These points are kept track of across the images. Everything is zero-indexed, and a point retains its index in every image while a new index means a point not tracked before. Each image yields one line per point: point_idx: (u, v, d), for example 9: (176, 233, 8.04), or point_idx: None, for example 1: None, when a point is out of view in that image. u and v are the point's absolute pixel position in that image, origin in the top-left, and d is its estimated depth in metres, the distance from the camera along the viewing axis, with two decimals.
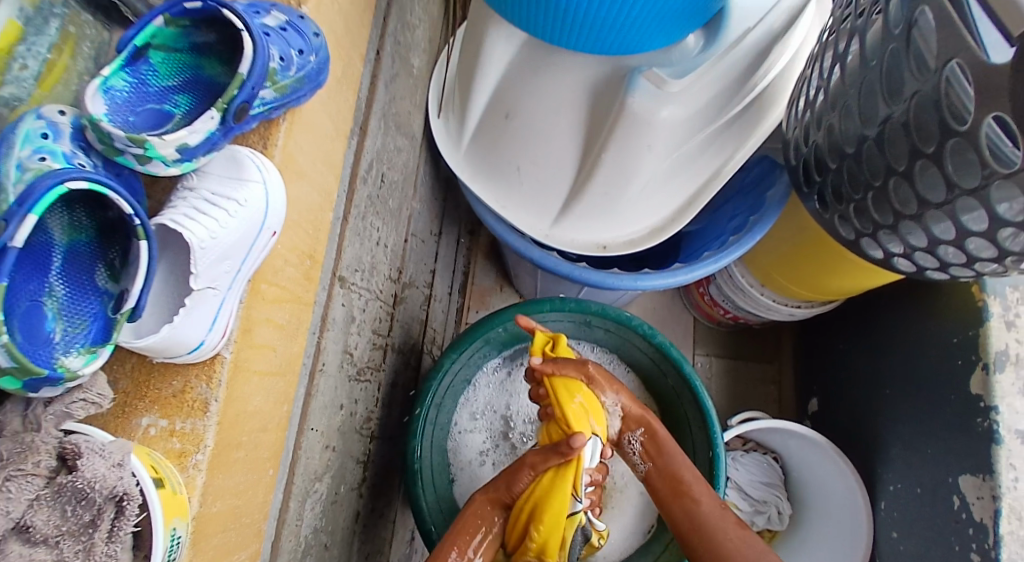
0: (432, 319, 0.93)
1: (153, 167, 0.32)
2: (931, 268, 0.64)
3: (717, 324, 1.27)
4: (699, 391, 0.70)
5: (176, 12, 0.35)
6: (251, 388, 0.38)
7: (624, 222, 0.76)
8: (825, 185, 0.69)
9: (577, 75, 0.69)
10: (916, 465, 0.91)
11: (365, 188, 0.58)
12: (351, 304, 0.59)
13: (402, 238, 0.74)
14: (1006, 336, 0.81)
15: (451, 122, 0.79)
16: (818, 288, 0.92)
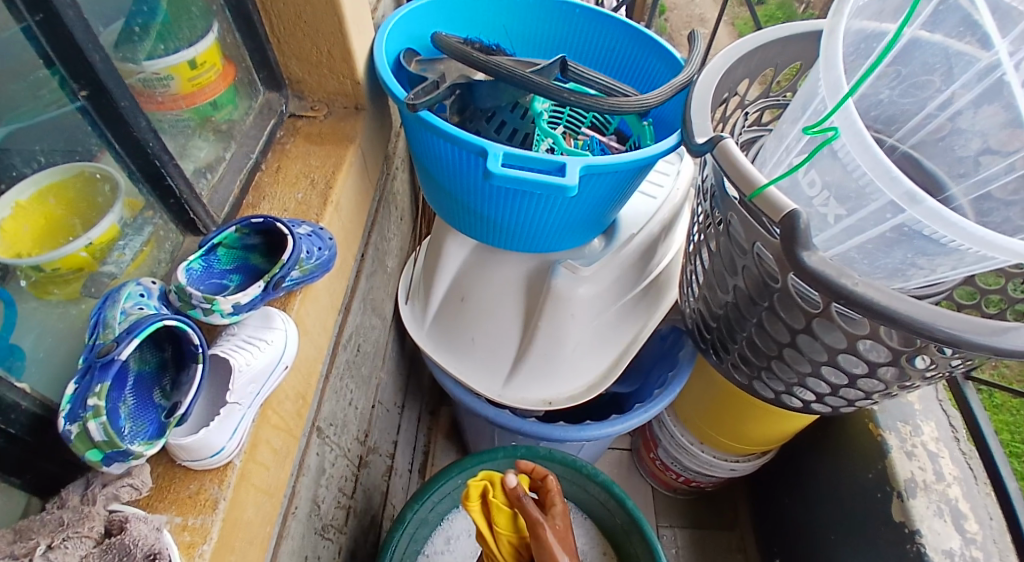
0: (392, 492, 0.99)
1: (212, 317, 0.47)
2: (813, 401, 0.79)
3: (674, 492, 1.32)
4: (643, 523, 0.78)
5: (245, 224, 0.52)
6: (248, 498, 0.47)
7: (565, 381, 0.90)
8: (714, 341, 0.86)
9: (514, 269, 0.86)
10: None
11: (343, 356, 0.72)
12: (324, 455, 0.68)
13: (369, 405, 0.86)
14: (908, 464, 0.92)
15: (417, 308, 0.96)
16: (745, 438, 1.03)
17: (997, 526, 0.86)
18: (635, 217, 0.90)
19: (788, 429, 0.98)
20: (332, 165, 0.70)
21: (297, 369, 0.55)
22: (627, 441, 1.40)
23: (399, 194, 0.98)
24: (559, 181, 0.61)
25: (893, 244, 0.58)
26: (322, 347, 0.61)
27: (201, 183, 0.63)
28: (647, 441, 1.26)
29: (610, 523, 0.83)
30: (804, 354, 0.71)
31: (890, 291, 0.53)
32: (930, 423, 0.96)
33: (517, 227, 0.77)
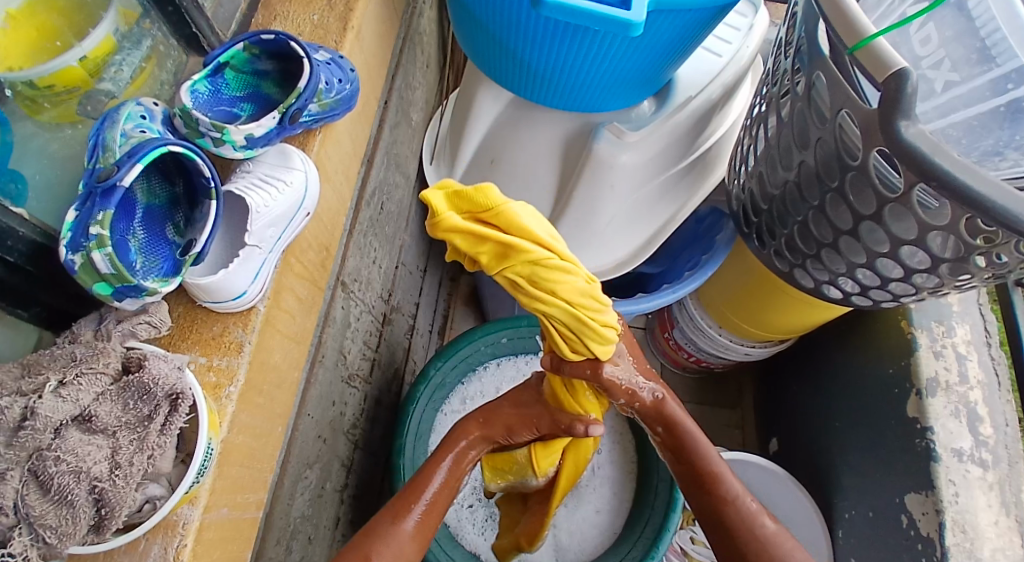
0: (415, 350, 1.00)
1: (224, 149, 0.42)
2: (855, 293, 0.75)
3: (682, 371, 1.34)
4: None
5: (254, 41, 0.46)
6: (275, 343, 0.45)
7: (594, 255, 0.86)
8: (759, 226, 0.81)
9: (554, 129, 0.79)
10: (866, 491, 0.97)
11: (368, 211, 0.68)
12: (349, 309, 0.67)
13: (393, 265, 0.83)
14: (934, 364, 0.90)
15: (443, 168, 0.90)
16: (768, 326, 1.02)
17: (1012, 431, 0.86)
18: (697, 78, 0.80)
19: (814, 320, 0.96)
20: None
21: (319, 215, 0.51)
22: (643, 320, 1.40)
23: (425, 35, 0.88)
24: (622, 15, 0.52)
25: (990, 126, 0.54)
26: (347, 196, 0.57)
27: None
28: (664, 322, 1.26)
29: None
30: (863, 244, 0.66)
31: (995, 181, 0.47)
32: (965, 325, 0.93)
33: (563, 78, 0.69)
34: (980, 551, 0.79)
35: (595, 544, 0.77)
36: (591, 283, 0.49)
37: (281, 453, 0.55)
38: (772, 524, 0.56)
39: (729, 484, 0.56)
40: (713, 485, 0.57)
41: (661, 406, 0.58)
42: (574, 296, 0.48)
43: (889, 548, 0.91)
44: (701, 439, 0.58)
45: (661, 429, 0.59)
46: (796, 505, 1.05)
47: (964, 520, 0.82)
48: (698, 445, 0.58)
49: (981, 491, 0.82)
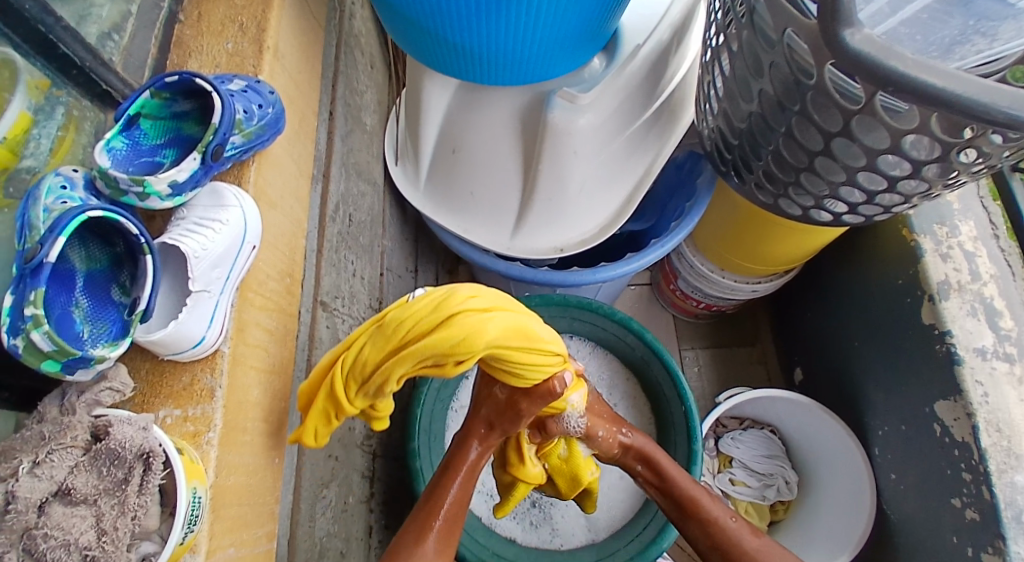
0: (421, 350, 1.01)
1: (150, 202, 0.43)
2: (845, 213, 0.72)
3: (695, 318, 1.33)
4: (664, 355, 0.79)
5: (160, 86, 0.47)
6: (250, 380, 0.46)
7: (574, 224, 0.85)
8: (735, 161, 0.78)
9: (509, 106, 0.78)
10: (896, 406, 0.96)
11: (334, 226, 0.68)
12: (335, 327, 0.67)
13: (378, 272, 0.83)
14: (943, 267, 0.87)
15: (408, 166, 0.89)
16: (766, 259, 1.00)
17: None
18: (641, 24, 0.78)
19: (812, 246, 0.94)
20: (262, 2, 0.59)
21: (271, 244, 0.50)
22: (646, 276, 1.39)
23: (362, 35, 0.86)
24: None
25: (951, 12, 0.51)
26: (301, 220, 0.57)
27: (108, 47, 0.56)
28: (666, 274, 1.24)
29: (630, 358, 0.82)
30: (839, 162, 0.63)
31: (955, 71, 0.44)
32: (969, 222, 0.89)
33: (502, 56, 0.67)
34: (1018, 447, 0.78)
35: (624, 507, 0.78)
36: (380, 333, 0.46)
37: (290, 481, 0.56)
38: (755, 538, 0.61)
39: (711, 509, 0.63)
40: (695, 510, 0.63)
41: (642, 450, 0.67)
42: (380, 352, 0.46)
43: (926, 459, 0.90)
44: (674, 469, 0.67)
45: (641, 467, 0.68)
46: (830, 430, 1.04)
47: (997, 419, 0.80)
48: (676, 477, 0.66)
49: (1011, 386, 0.80)
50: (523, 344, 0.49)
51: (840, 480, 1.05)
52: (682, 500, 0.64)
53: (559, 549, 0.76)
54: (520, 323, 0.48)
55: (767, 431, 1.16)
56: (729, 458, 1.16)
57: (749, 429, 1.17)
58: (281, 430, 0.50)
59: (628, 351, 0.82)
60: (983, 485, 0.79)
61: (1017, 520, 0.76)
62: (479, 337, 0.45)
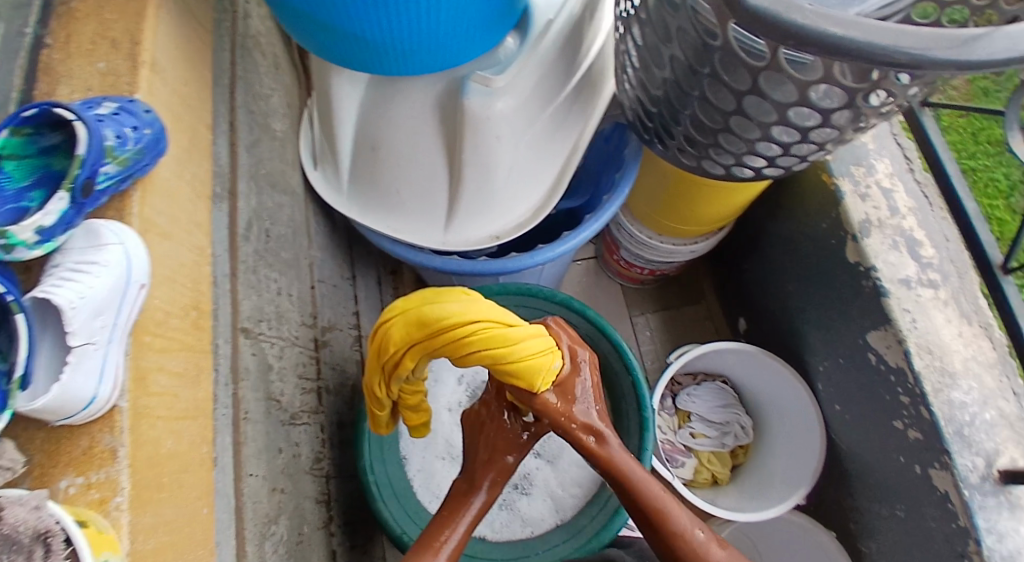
0: None
1: (18, 253, 0.38)
2: (765, 167, 0.72)
3: (643, 285, 1.34)
4: (608, 330, 0.78)
5: (17, 122, 0.42)
6: (161, 431, 0.42)
7: (508, 209, 0.83)
8: (656, 127, 0.77)
9: (423, 98, 0.75)
10: (833, 342, 0.98)
11: (249, 244, 0.63)
12: (264, 352, 0.63)
13: (307, 285, 0.79)
14: (863, 206, 0.89)
15: (328, 171, 0.84)
16: (700, 219, 1.01)
17: (954, 246, 0.86)
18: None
19: (739, 201, 0.95)
20: (135, 16, 0.54)
21: (169, 278, 0.46)
22: (591, 250, 1.39)
23: (261, 37, 0.81)
24: None
25: None
26: (204, 247, 0.53)
27: None
28: (610, 246, 1.25)
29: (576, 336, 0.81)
30: (753, 120, 0.63)
31: (852, 17, 0.43)
32: (884, 160, 0.92)
33: (405, 44, 0.63)
34: (950, 365, 0.81)
35: (586, 480, 0.77)
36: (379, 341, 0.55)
37: (228, 523, 0.53)
38: (722, 553, 0.52)
39: (678, 521, 0.52)
40: (660, 521, 0.53)
41: (604, 441, 0.54)
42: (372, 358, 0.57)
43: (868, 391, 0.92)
44: (639, 466, 0.55)
45: (599, 465, 0.55)
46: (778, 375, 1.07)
47: (926, 342, 0.82)
48: (641, 480, 0.53)
49: (937, 310, 0.83)
50: (424, 332, 0.51)
51: (792, 423, 1.08)
52: (644, 506, 0.53)
53: (530, 537, 0.75)
54: (420, 314, 0.51)
55: (720, 381, 1.17)
56: (687, 413, 1.17)
57: (702, 382, 1.18)
58: (203, 477, 0.47)
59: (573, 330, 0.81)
60: (921, 406, 0.81)
61: (958, 434, 0.78)
62: (392, 330, 0.53)
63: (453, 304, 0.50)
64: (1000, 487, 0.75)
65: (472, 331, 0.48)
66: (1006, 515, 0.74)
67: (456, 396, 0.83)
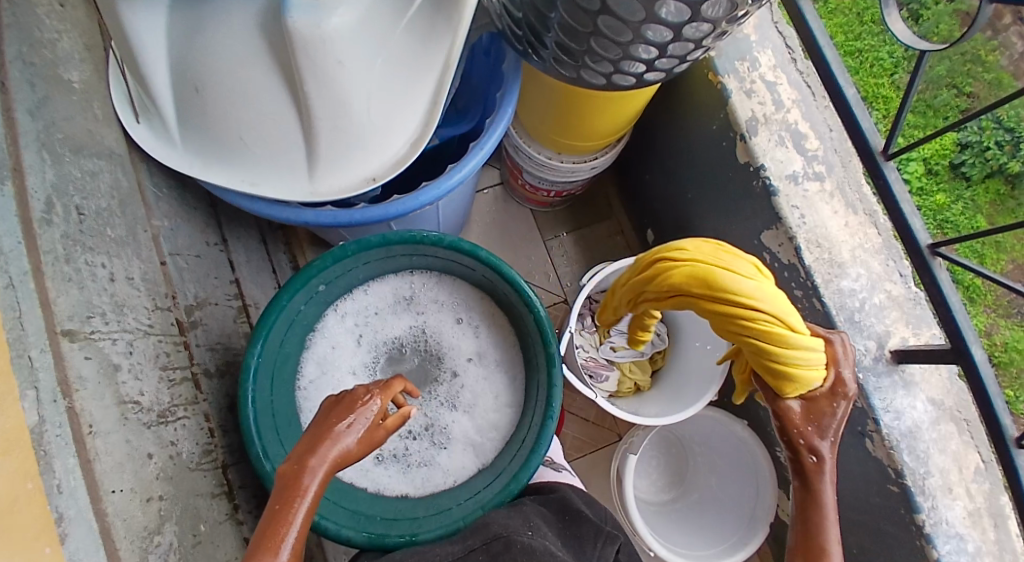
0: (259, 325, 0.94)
1: None
2: (647, 73, 0.68)
3: (552, 206, 1.31)
4: (502, 268, 0.71)
5: None
6: None
7: (379, 146, 0.75)
8: (528, 38, 0.69)
9: (241, 21, 0.62)
10: (729, 244, 0.99)
11: (50, 230, 0.53)
12: (101, 353, 0.55)
13: (157, 263, 0.70)
14: (748, 103, 0.87)
15: (156, 123, 0.71)
16: (594, 134, 0.96)
17: (837, 135, 0.86)
18: None
19: (631, 110, 0.91)
20: None
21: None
22: (490, 176, 1.33)
23: None
24: None
25: None
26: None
27: None
28: (512, 170, 1.19)
29: (472, 275, 0.75)
30: (623, 21, 0.57)
31: None
32: (768, 52, 0.89)
33: None
34: (837, 255, 0.82)
35: (504, 418, 0.75)
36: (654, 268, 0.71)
37: (97, 550, 0.47)
38: None
39: (822, 482, 0.61)
40: (817, 552, 0.59)
41: (823, 468, 0.61)
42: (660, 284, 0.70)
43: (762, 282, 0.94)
44: (829, 516, 0.60)
45: (811, 461, 0.62)
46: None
47: (816, 236, 0.83)
48: (827, 523, 0.60)
49: (824, 203, 0.84)
50: (711, 284, 0.63)
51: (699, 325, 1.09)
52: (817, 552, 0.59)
53: (453, 485, 0.72)
54: (712, 273, 0.63)
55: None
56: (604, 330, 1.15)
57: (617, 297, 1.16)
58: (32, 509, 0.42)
59: (469, 272, 0.75)
60: (813, 298, 0.83)
61: (850, 321, 0.81)
62: (735, 287, 0.62)
63: (705, 250, 0.66)
64: (892, 366, 0.80)
65: (757, 320, 0.61)
66: (901, 392, 0.79)
67: (356, 357, 0.75)
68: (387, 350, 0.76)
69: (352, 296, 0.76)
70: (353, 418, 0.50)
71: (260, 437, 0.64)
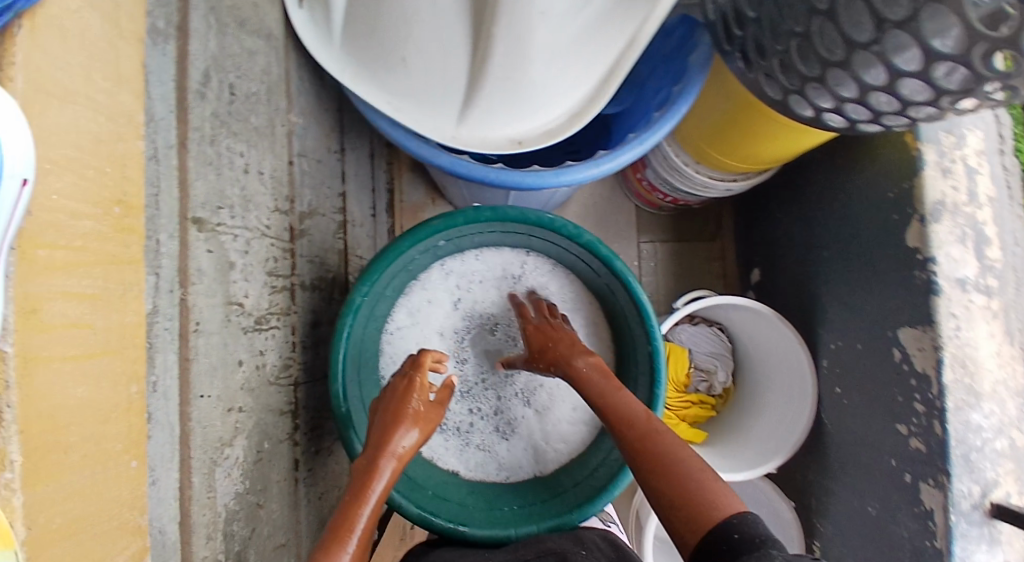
0: (352, 244, 0.91)
1: None
2: (864, 121, 0.59)
3: (659, 210, 1.23)
4: (632, 286, 0.67)
5: None
6: (67, 377, 0.31)
7: (537, 107, 0.68)
8: (744, 40, 0.60)
9: None
10: (855, 322, 0.92)
11: (204, 104, 0.49)
12: (221, 248, 0.52)
13: (285, 162, 0.66)
14: (941, 184, 0.77)
15: (318, 15, 0.66)
16: (750, 157, 0.88)
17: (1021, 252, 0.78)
18: None
19: (800, 147, 0.83)
20: None
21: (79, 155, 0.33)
22: None
23: None
24: None
25: None
26: (134, 113, 0.38)
27: None
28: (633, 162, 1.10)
29: (591, 277, 0.71)
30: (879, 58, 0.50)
31: None
32: (978, 132, 0.79)
33: None
34: (979, 384, 0.76)
35: (578, 432, 0.71)
36: None
37: (171, 457, 0.45)
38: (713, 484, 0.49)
39: (626, 404, 0.58)
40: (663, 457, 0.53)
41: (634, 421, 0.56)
42: None
43: (878, 381, 0.88)
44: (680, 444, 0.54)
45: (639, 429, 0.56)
46: (781, 336, 1.02)
47: (963, 353, 0.76)
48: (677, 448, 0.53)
49: (985, 320, 0.77)
50: None
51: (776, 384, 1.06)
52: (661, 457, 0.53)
53: (503, 481, 0.69)
54: None
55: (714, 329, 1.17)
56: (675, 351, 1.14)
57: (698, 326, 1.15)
58: (133, 419, 0.37)
59: (594, 277, 0.71)
60: (935, 419, 0.77)
61: (964, 458, 0.76)
62: None
63: None
64: (987, 519, 0.75)
65: None
66: (983, 547, 0.75)
67: (448, 320, 0.73)
68: (481, 324, 0.73)
69: (463, 256, 0.73)
70: (403, 429, 0.56)
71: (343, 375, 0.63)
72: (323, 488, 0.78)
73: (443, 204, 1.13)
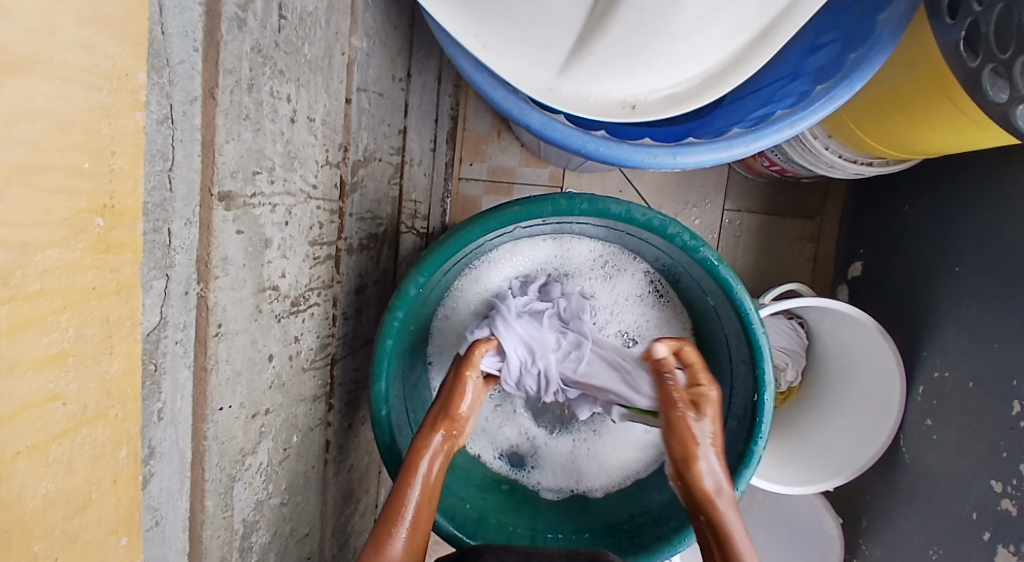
0: (409, 186, 0.79)
1: None
2: None
3: (757, 175, 0.98)
4: (750, 323, 0.55)
5: None
6: (27, 474, 0.25)
7: (664, 68, 0.53)
8: (989, 17, 0.47)
9: None
10: (971, 354, 0.71)
11: (243, 33, 0.36)
12: (258, 222, 0.41)
13: (342, 100, 0.53)
14: None
15: None
16: (901, 145, 0.70)
17: None
18: None
19: (970, 146, 0.65)
20: None
21: (36, 156, 0.24)
22: None
23: None
24: None
25: None
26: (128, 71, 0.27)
27: None
28: None
29: (696, 291, 0.61)
30: None
31: None
32: None
33: None
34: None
35: (634, 459, 0.67)
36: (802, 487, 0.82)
37: (180, 486, 0.38)
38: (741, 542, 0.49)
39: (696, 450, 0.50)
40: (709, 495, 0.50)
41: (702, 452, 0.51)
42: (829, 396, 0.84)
43: (978, 423, 0.69)
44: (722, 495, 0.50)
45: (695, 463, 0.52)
46: (870, 346, 0.79)
47: None
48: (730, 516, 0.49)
49: None
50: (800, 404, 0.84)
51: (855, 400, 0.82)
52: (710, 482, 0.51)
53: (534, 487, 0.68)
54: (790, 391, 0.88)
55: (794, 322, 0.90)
56: None
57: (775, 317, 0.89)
58: (127, 488, 0.32)
59: (701, 296, 0.60)
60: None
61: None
62: None
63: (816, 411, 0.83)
64: None
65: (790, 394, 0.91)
66: None
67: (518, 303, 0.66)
68: None
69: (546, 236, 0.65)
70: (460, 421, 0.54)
71: (388, 372, 0.56)
72: (358, 457, 0.72)
73: (514, 140, 0.98)
